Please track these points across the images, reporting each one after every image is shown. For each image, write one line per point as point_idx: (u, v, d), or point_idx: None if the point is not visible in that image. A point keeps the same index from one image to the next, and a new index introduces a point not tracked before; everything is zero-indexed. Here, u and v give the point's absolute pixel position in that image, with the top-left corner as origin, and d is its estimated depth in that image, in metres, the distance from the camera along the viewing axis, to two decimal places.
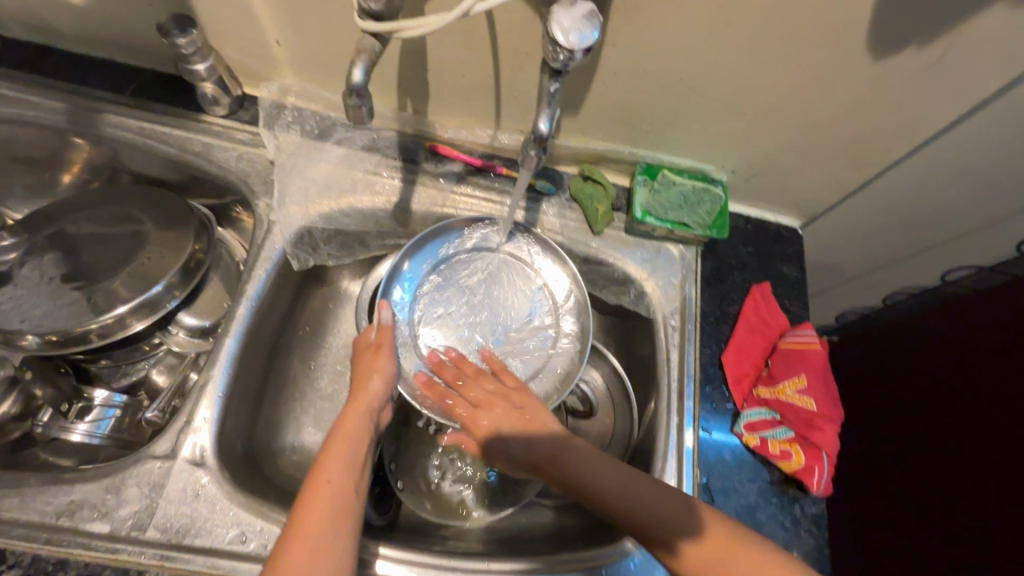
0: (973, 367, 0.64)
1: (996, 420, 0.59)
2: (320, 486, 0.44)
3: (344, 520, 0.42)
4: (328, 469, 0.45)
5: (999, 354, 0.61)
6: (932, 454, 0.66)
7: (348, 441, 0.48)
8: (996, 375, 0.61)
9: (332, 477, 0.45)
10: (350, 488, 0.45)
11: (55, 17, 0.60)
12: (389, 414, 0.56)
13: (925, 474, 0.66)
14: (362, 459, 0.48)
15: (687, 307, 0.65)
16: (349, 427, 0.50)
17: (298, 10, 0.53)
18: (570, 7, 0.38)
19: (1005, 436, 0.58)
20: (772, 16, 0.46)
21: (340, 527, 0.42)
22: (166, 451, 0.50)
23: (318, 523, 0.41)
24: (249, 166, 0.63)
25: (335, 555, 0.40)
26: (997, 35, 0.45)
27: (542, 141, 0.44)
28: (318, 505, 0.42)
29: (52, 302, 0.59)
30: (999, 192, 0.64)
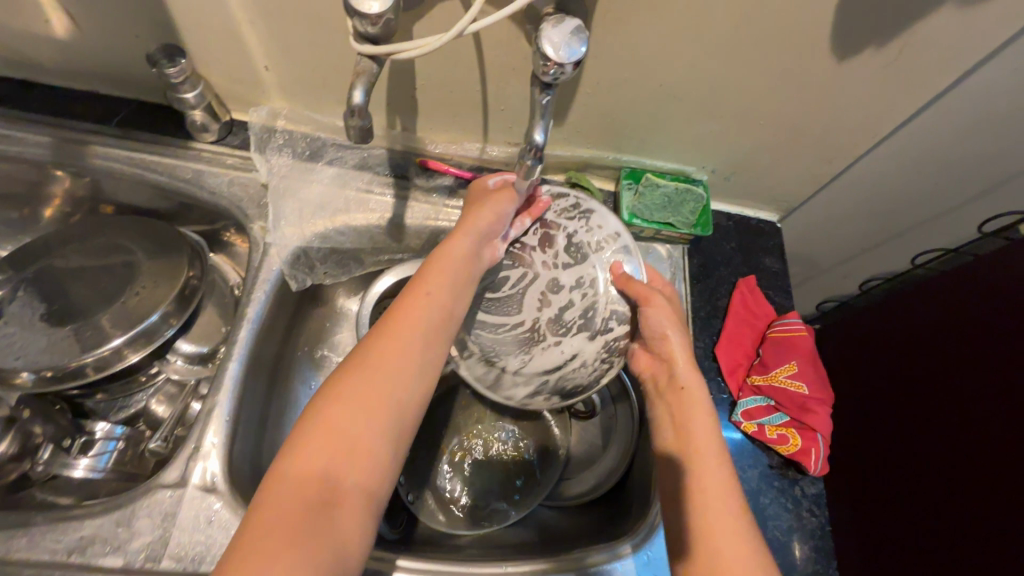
0: (961, 346, 0.67)
1: (987, 400, 0.62)
2: (419, 298, 0.47)
3: (429, 342, 0.46)
4: (432, 280, 0.49)
5: (988, 337, 0.65)
6: (920, 430, 0.69)
7: (452, 263, 0.50)
8: (986, 358, 0.64)
9: (431, 293, 0.48)
10: (445, 306, 0.48)
11: (36, 53, 0.60)
12: (496, 251, 0.55)
13: (913, 452, 0.69)
14: (462, 277, 0.51)
15: (678, 303, 0.67)
16: (453, 249, 0.51)
17: (288, 36, 0.54)
18: (558, 24, 0.40)
19: (998, 415, 0.61)
20: (742, 25, 0.49)
21: (428, 345, 0.46)
22: (176, 479, 0.50)
23: (406, 334, 0.45)
24: (242, 191, 0.64)
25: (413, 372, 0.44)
26: (946, 34, 0.49)
27: (581, 203, 0.59)
28: (410, 313, 0.46)
29: (47, 337, 0.57)
30: (957, 177, 0.69)
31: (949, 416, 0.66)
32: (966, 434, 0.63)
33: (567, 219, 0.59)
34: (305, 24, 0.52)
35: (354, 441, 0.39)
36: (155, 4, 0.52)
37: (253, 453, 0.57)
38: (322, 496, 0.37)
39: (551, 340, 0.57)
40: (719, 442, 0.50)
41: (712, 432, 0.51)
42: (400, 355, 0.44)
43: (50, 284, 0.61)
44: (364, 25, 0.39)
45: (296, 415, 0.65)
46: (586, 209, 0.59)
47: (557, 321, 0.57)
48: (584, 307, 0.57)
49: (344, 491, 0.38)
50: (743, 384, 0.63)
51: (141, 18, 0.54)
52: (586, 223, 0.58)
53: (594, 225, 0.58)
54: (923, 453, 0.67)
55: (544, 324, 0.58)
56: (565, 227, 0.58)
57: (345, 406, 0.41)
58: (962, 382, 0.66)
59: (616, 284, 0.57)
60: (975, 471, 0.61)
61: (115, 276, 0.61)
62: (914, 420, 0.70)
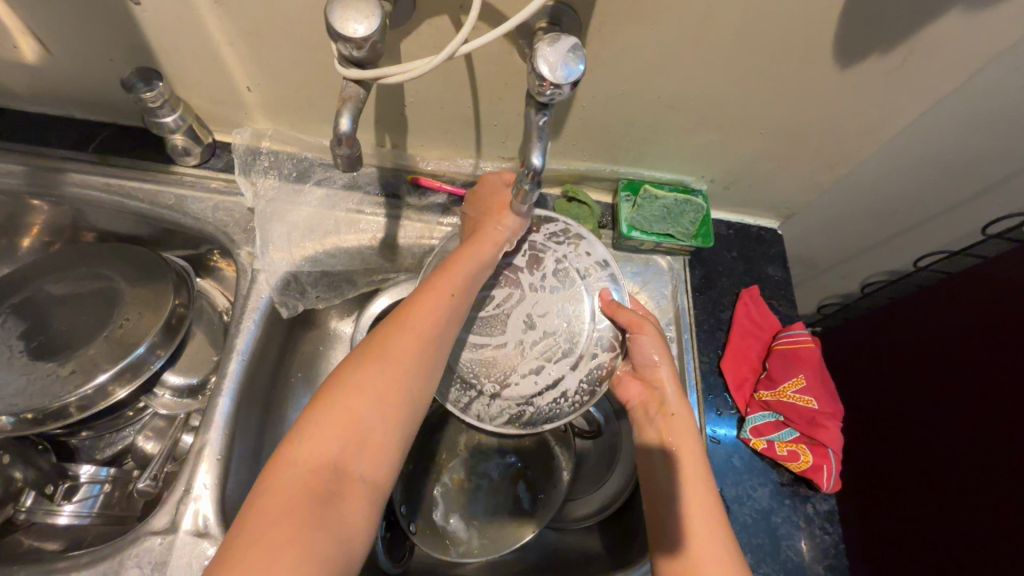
0: (988, 364, 0.66)
1: (995, 415, 0.64)
2: (439, 292, 0.44)
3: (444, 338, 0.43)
4: (456, 271, 0.46)
5: (990, 351, 0.66)
6: (947, 452, 0.69)
7: (477, 256, 0.47)
8: (990, 373, 0.65)
9: (455, 288, 0.45)
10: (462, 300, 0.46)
11: (6, 78, 0.57)
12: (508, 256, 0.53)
13: (931, 467, 0.70)
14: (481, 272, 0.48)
15: (681, 316, 0.65)
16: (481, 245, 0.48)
17: (271, 56, 0.52)
18: (554, 41, 0.38)
19: (1005, 429, 0.62)
20: (742, 35, 0.47)
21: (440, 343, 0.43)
22: (165, 525, 0.48)
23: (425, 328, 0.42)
24: (227, 216, 0.62)
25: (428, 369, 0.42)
26: (951, 38, 0.47)
27: (578, 233, 0.59)
28: (433, 304, 0.43)
29: (26, 376, 0.55)
30: (960, 179, 0.68)
31: (961, 431, 0.67)
32: (978, 449, 0.65)
33: (556, 243, 0.58)
34: (289, 44, 0.50)
35: (369, 438, 0.37)
36: (130, 27, 0.50)
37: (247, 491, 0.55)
38: (329, 485, 0.35)
39: (533, 364, 0.54)
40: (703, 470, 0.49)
41: (697, 459, 0.50)
42: (414, 353, 0.41)
43: (29, 319, 0.59)
44: (350, 49, 0.37)
45: None
46: (574, 236, 0.59)
47: (540, 346, 0.55)
48: (571, 332, 0.55)
49: (351, 480, 0.36)
50: (751, 399, 0.61)
51: (116, 41, 0.51)
52: (574, 249, 0.58)
53: (582, 252, 0.58)
54: (940, 468, 0.69)
55: (528, 347, 0.55)
56: (554, 252, 0.57)
57: (362, 404, 0.38)
58: (973, 400, 0.67)
59: (604, 310, 0.56)
60: (990, 485, 0.63)
61: (97, 309, 0.59)
62: (927, 435, 0.72)
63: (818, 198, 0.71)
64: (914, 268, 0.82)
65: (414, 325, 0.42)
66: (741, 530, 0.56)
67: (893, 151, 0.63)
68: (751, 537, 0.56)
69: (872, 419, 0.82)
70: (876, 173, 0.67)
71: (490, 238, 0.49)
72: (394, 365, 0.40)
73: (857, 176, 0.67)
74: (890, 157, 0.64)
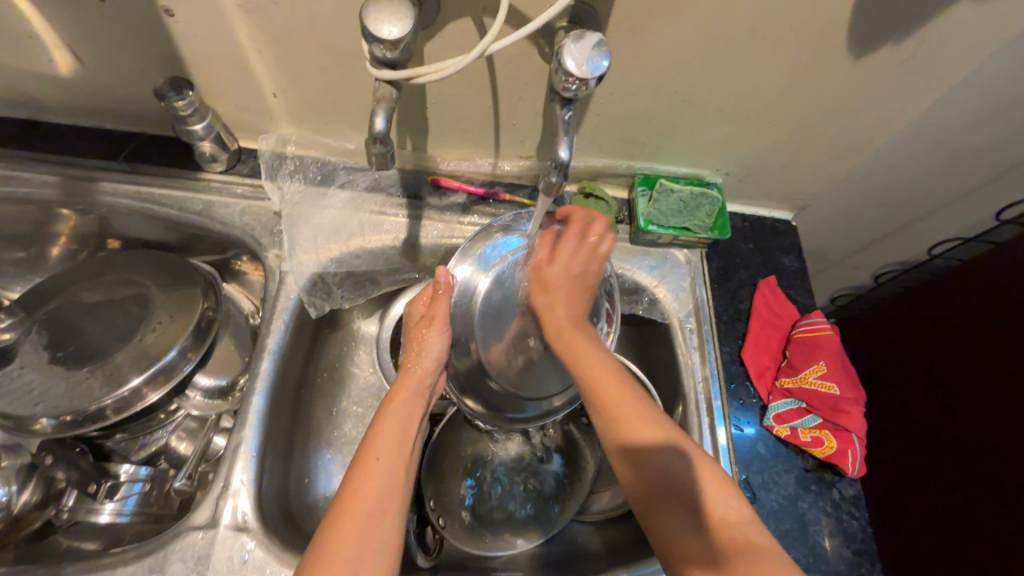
0: (1011, 349, 0.66)
1: (1015, 402, 0.64)
2: (368, 464, 0.45)
3: (392, 495, 0.44)
4: (381, 429, 0.48)
5: (1006, 338, 0.67)
6: (972, 438, 0.69)
7: (406, 413, 0.50)
8: (1008, 359, 0.66)
9: (381, 455, 0.46)
10: (396, 460, 0.46)
11: (39, 91, 0.59)
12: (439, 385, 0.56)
13: (955, 453, 0.71)
14: (410, 429, 0.50)
15: (701, 308, 0.66)
16: (399, 407, 0.50)
17: (298, 63, 0.53)
18: (579, 38, 0.39)
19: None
20: (757, 29, 0.48)
21: (389, 502, 0.43)
22: (206, 520, 0.50)
23: (369, 496, 0.43)
24: (254, 220, 0.63)
25: (380, 528, 0.41)
26: (962, 27, 0.49)
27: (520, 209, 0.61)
28: (372, 466, 0.45)
29: (64, 379, 0.56)
30: (973, 165, 0.69)
31: (984, 417, 0.68)
32: (1000, 434, 0.65)
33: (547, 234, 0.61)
34: (315, 50, 0.51)
35: None
36: (162, 37, 0.51)
37: (280, 485, 0.56)
38: None
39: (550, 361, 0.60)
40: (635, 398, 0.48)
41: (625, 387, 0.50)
42: (368, 516, 0.42)
43: (63, 324, 0.60)
44: (383, 51, 0.39)
45: (320, 444, 0.64)
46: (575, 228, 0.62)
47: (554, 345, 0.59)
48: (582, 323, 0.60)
49: None
50: (773, 388, 0.62)
51: (151, 53, 0.53)
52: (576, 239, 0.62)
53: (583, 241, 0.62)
54: (962, 451, 0.69)
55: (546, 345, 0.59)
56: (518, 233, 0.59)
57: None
58: (1001, 387, 0.66)
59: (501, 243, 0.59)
60: (1012, 470, 0.63)
61: (129, 313, 0.60)
62: (949, 423, 0.72)
63: (833, 189, 0.72)
64: (928, 257, 0.83)
65: (357, 501, 0.42)
66: (769, 516, 0.57)
67: (906, 138, 0.64)
68: (778, 523, 0.56)
69: (890, 407, 0.83)
70: (890, 160, 0.68)
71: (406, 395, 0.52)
72: (363, 532, 0.41)
73: (870, 165, 0.68)
74: (904, 145, 0.65)
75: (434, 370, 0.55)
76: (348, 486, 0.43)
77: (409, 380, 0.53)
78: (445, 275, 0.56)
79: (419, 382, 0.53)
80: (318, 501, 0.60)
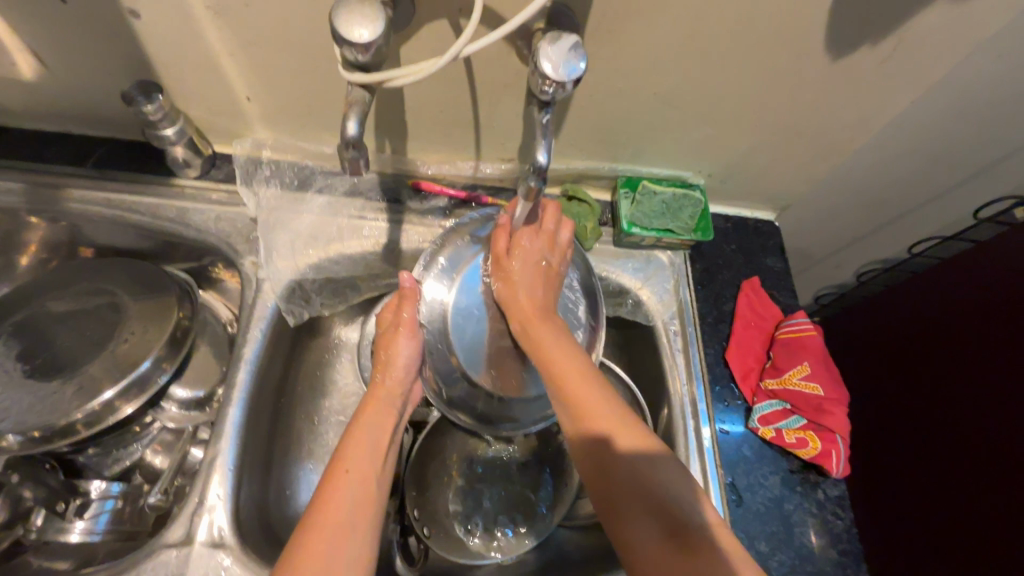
0: (991, 346, 0.66)
1: (996, 398, 0.64)
2: (339, 476, 0.44)
3: (365, 506, 0.43)
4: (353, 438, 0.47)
5: (989, 337, 0.67)
6: (955, 436, 0.69)
7: (378, 421, 0.50)
8: (990, 358, 0.66)
9: (352, 466, 0.45)
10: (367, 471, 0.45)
11: (4, 96, 0.57)
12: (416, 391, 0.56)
13: (938, 451, 0.71)
14: (381, 441, 0.49)
15: (684, 310, 0.66)
16: (372, 416, 0.50)
17: (271, 66, 0.52)
18: (555, 40, 0.39)
19: (1010, 414, 0.62)
20: (735, 31, 0.48)
21: (360, 514, 0.43)
22: (181, 537, 0.48)
23: (340, 510, 0.42)
24: (230, 226, 0.62)
25: (350, 542, 0.41)
26: (937, 29, 0.49)
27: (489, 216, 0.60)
28: (342, 480, 0.44)
29: (31, 394, 0.54)
30: (950, 164, 0.69)
31: (968, 416, 0.68)
32: (986, 431, 0.65)
33: None
34: (288, 52, 0.50)
35: None
36: (129, 40, 0.50)
37: (258, 499, 0.54)
38: None
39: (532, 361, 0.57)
40: (599, 386, 0.48)
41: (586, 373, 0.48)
42: (340, 530, 0.41)
43: (31, 337, 0.58)
44: (354, 54, 0.38)
45: (301, 453, 0.62)
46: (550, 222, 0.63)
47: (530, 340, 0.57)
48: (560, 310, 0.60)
49: None
50: (757, 389, 0.62)
51: (120, 57, 0.52)
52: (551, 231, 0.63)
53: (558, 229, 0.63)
54: (945, 448, 0.70)
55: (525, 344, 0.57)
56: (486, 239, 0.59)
57: None
58: (984, 384, 0.66)
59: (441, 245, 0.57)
60: (994, 467, 0.63)
61: (100, 324, 0.59)
62: (933, 421, 0.72)
63: (814, 190, 0.72)
64: (909, 255, 0.83)
65: (330, 515, 0.41)
66: (755, 518, 0.56)
67: (885, 138, 0.64)
68: (764, 525, 0.56)
69: (873, 404, 0.83)
70: (870, 160, 0.68)
71: (379, 406, 0.51)
72: (335, 543, 0.40)
73: (849, 164, 0.69)
74: (882, 146, 0.66)
75: (404, 378, 0.54)
76: (320, 497, 0.42)
77: (379, 392, 0.52)
78: (409, 280, 0.54)
79: (391, 391, 0.53)
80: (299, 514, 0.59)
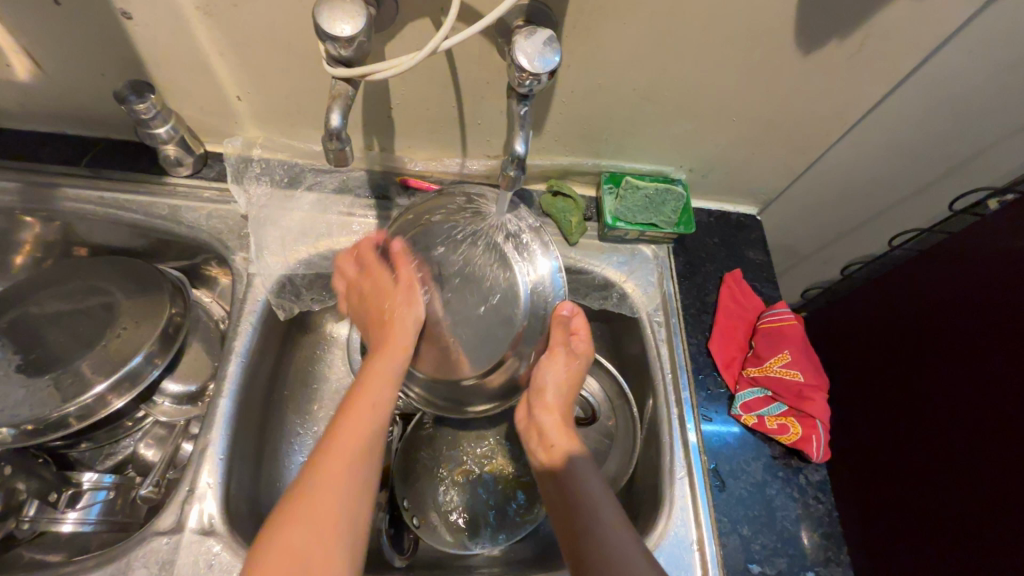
0: (960, 329, 0.68)
1: (959, 379, 0.66)
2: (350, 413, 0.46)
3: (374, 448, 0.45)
4: (370, 392, 0.48)
5: (973, 323, 0.66)
6: (916, 418, 0.70)
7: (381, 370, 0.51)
8: (956, 342, 0.68)
9: (368, 414, 0.47)
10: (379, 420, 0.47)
11: (0, 98, 0.58)
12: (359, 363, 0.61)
13: (897, 431, 0.72)
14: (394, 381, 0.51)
15: (668, 302, 0.68)
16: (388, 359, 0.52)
17: (259, 64, 0.53)
18: (531, 35, 0.41)
19: (975, 394, 0.64)
20: (707, 27, 0.50)
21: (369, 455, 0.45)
22: (172, 524, 0.49)
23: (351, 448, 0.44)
24: (221, 224, 0.63)
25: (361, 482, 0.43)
26: (903, 22, 0.51)
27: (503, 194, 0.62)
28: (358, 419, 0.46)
29: (25, 388, 0.55)
30: (926, 159, 0.71)
31: (928, 398, 0.69)
32: (949, 412, 0.66)
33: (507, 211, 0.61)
34: (276, 52, 0.52)
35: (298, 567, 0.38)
36: (122, 42, 0.51)
37: (249, 489, 0.55)
38: None
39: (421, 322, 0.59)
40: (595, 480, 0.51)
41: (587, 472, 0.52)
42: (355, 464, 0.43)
43: (25, 333, 0.59)
44: (337, 49, 0.39)
45: (292, 446, 0.63)
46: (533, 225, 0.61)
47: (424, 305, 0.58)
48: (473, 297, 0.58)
49: None
50: (740, 377, 0.64)
51: (114, 57, 0.53)
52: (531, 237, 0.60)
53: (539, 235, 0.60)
54: (905, 428, 0.71)
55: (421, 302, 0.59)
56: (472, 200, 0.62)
57: (296, 539, 0.39)
58: (949, 366, 0.68)
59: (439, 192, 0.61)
60: (954, 445, 0.65)
61: (95, 320, 0.60)
62: (894, 401, 0.74)
63: (793, 184, 0.74)
64: (889, 248, 0.85)
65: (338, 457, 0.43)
66: (738, 502, 0.58)
67: (859, 131, 0.66)
68: (747, 509, 0.57)
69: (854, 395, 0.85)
70: (847, 154, 0.70)
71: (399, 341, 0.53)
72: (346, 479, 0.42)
73: (826, 158, 0.70)
74: (856, 140, 0.68)
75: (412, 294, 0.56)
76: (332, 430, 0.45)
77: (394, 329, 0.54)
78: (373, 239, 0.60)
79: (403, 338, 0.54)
80: None
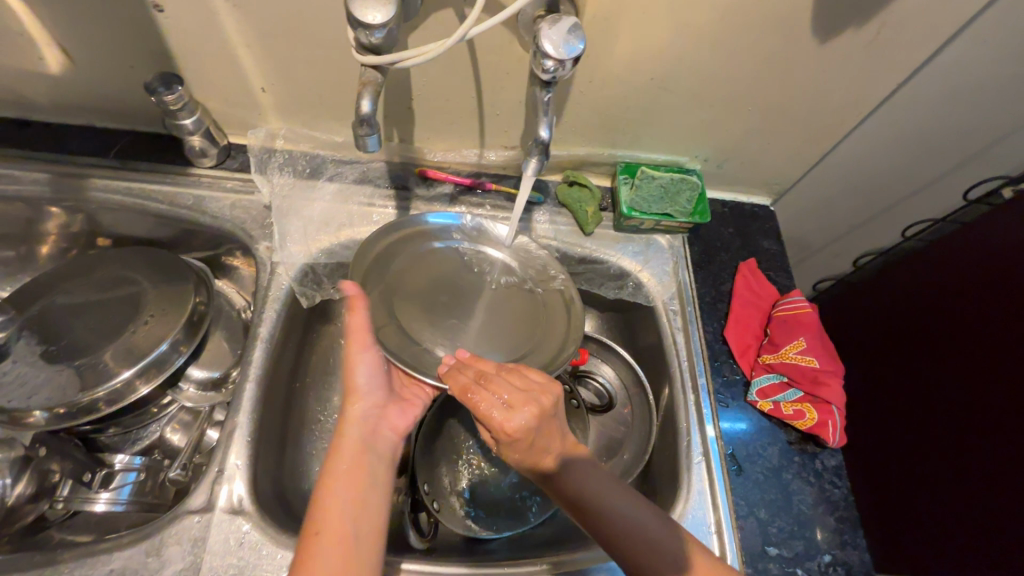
0: (974, 316, 0.68)
1: (973, 366, 0.67)
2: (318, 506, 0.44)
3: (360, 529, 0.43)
4: (335, 484, 0.45)
5: (989, 312, 0.66)
6: (933, 407, 0.71)
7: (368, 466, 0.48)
8: (970, 329, 0.68)
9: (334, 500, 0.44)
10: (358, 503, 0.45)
11: (31, 91, 0.60)
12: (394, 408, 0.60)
13: (917, 422, 0.73)
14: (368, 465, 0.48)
15: (683, 290, 0.68)
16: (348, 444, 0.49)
17: (285, 56, 0.54)
18: (556, 23, 0.41)
19: (988, 380, 0.64)
20: (725, 16, 0.51)
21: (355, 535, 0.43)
22: (203, 504, 0.51)
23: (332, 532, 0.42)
24: (245, 214, 0.64)
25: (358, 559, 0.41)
26: (920, 10, 0.51)
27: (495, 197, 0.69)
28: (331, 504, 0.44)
29: (57, 373, 0.56)
30: (940, 149, 0.71)
31: (943, 386, 0.70)
32: (964, 399, 0.67)
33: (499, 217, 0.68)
34: (302, 44, 0.53)
35: None
36: (151, 34, 0.53)
37: (275, 472, 0.56)
38: None
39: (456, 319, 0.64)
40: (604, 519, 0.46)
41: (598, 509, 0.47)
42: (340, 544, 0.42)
43: (54, 320, 0.61)
44: (368, 36, 0.40)
45: (314, 431, 0.64)
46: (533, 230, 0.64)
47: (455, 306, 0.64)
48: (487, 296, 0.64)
49: None
50: (755, 364, 0.64)
51: (144, 50, 0.54)
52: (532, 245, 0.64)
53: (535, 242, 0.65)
54: (923, 417, 0.72)
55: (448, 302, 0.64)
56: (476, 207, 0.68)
57: None
58: (963, 353, 0.68)
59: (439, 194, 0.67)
60: (969, 432, 0.66)
61: (122, 308, 0.61)
62: (914, 390, 0.75)
63: (806, 174, 0.75)
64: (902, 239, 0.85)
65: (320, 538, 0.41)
66: (754, 487, 0.58)
67: (873, 121, 0.67)
68: (763, 493, 0.58)
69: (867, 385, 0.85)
70: (861, 144, 0.70)
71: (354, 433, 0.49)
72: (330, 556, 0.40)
73: (840, 149, 0.71)
74: (870, 130, 0.68)
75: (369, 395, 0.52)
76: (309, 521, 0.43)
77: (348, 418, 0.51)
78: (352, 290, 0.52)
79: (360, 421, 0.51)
80: (313, 489, 0.61)
